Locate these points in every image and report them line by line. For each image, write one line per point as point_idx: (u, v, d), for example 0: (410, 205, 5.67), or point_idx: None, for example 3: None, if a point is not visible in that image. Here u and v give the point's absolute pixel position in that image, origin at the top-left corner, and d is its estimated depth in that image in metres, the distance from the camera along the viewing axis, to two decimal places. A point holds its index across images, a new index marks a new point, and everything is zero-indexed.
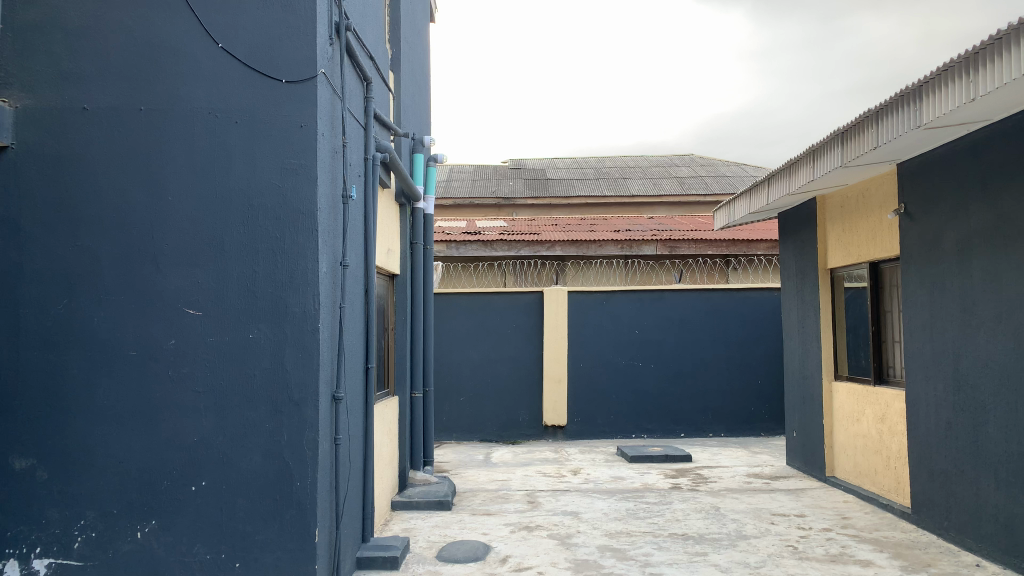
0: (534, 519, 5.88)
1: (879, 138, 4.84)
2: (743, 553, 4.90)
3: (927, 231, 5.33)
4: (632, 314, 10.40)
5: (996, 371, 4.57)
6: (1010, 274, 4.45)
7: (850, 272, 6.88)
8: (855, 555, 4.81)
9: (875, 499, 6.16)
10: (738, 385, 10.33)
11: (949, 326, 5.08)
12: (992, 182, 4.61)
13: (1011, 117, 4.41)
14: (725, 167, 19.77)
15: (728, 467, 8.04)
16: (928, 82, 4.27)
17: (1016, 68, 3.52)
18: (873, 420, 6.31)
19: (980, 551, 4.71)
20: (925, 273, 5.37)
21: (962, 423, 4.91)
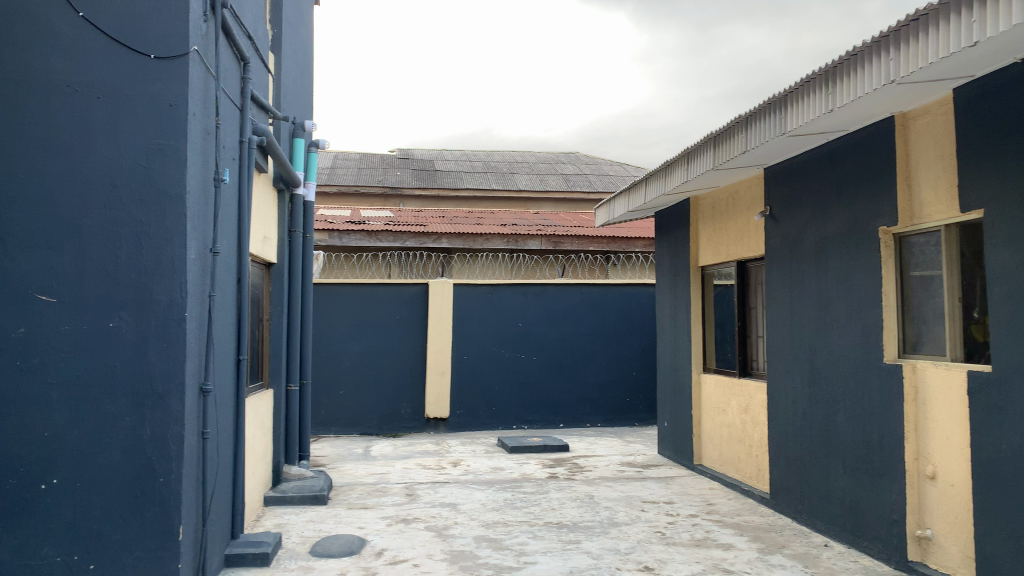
0: (411, 512, 5.85)
1: (747, 143, 5.11)
2: (614, 540, 5.06)
3: (789, 232, 5.67)
4: (516, 306, 10.51)
5: (846, 364, 4.91)
6: (859, 276, 4.79)
7: (720, 270, 7.22)
8: (717, 539, 5.06)
9: (738, 485, 6.50)
10: (615, 377, 10.70)
11: (806, 322, 5.42)
12: (846, 188, 4.94)
13: (862, 131, 4.75)
14: (609, 166, 20.35)
15: (603, 456, 8.29)
16: (792, 93, 4.54)
17: (870, 83, 3.78)
18: (737, 410, 6.65)
19: (828, 532, 5.07)
20: (786, 271, 5.70)
21: (816, 413, 5.25)
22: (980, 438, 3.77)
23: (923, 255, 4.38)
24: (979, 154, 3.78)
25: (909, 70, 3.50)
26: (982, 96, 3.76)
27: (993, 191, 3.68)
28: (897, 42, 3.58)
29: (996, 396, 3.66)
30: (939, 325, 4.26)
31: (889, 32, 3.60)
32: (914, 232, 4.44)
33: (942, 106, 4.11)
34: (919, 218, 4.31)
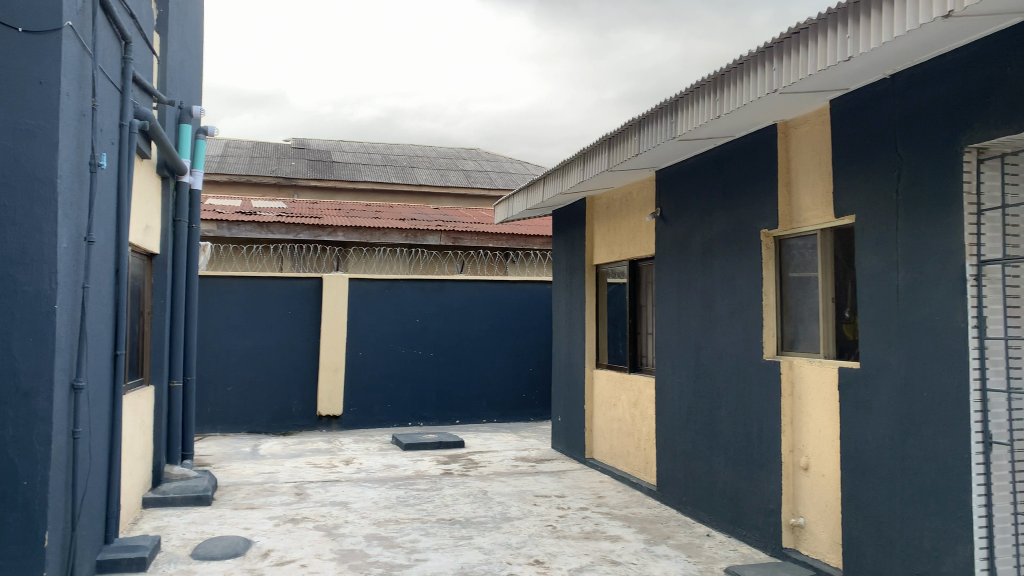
0: (300, 511, 5.71)
1: (640, 145, 5.25)
2: (505, 535, 5.10)
3: (678, 233, 5.86)
4: (413, 302, 10.43)
5: (729, 361, 5.12)
6: (742, 277, 4.99)
7: (614, 269, 7.39)
8: (606, 531, 5.18)
9: (626, 478, 6.68)
10: (511, 373, 10.81)
11: (692, 320, 5.61)
12: (731, 192, 5.14)
13: (747, 138, 4.96)
14: (510, 163, 20.49)
15: (497, 452, 8.34)
16: (683, 98, 4.69)
17: (755, 91, 3.94)
18: (627, 405, 6.83)
19: (710, 522, 5.27)
20: (674, 271, 5.89)
21: (700, 407, 5.45)
22: (848, 430, 4.01)
23: (800, 257, 4.61)
24: (851, 163, 4.01)
25: (791, 80, 3.67)
26: (854, 108, 3.98)
27: (863, 198, 3.92)
28: (780, 53, 3.74)
29: (863, 391, 3.90)
30: (813, 324, 4.51)
31: (773, 43, 3.76)
32: (793, 236, 4.67)
33: (819, 116, 4.33)
34: (797, 222, 4.54)
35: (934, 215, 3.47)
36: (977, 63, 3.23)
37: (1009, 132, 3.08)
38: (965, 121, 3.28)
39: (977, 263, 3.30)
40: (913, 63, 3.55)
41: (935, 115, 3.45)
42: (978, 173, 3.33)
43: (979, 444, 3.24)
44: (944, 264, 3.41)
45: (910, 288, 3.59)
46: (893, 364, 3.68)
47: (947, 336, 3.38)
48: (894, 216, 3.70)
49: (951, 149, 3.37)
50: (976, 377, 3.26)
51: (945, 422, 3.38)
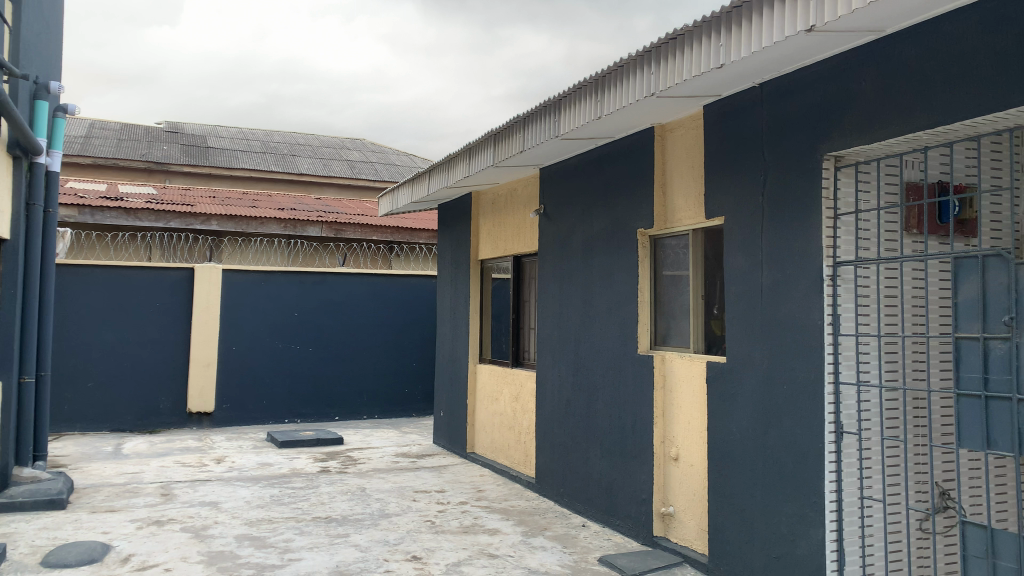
0: (165, 513, 5.44)
1: (524, 142, 5.29)
2: (383, 531, 5.04)
3: (560, 230, 5.96)
4: (292, 295, 10.14)
5: (606, 356, 5.25)
6: (620, 273, 5.13)
7: (498, 264, 7.44)
8: (484, 525, 5.21)
9: (506, 471, 6.75)
10: (392, 367, 10.70)
11: (572, 316, 5.72)
12: (611, 191, 5.27)
13: (626, 140, 5.09)
14: (395, 155, 20.23)
15: (377, 448, 8.23)
16: (565, 98, 4.76)
17: (634, 94, 4.06)
18: (509, 399, 6.88)
19: (586, 513, 5.40)
20: (556, 267, 5.98)
21: (578, 401, 5.57)
22: (714, 422, 4.19)
23: (674, 256, 4.79)
24: (722, 166, 4.19)
25: (667, 85, 3.79)
26: (725, 113, 4.16)
27: (732, 201, 4.10)
28: (657, 58, 3.86)
29: (729, 384, 4.09)
30: (684, 320, 4.69)
31: (651, 48, 3.87)
32: (667, 235, 4.85)
33: (693, 121, 4.50)
34: (671, 222, 4.71)
35: (795, 218, 3.67)
36: (836, 77, 3.44)
37: (863, 143, 3.30)
38: (825, 131, 3.49)
39: (833, 264, 3.52)
40: (779, 74, 3.74)
41: (797, 124, 3.66)
42: (835, 180, 3.55)
43: (832, 434, 3.46)
44: (803, 265, 3.62)
45: (774, 286, 3.79)
46: (757, 359, 3.88)
47: (805, 332, 3.59)
48: (760, 218, 3.90)
49: (811, 157, 3.58)
50: (830, 371, 3.49)
51: (802, 414, 3.59)
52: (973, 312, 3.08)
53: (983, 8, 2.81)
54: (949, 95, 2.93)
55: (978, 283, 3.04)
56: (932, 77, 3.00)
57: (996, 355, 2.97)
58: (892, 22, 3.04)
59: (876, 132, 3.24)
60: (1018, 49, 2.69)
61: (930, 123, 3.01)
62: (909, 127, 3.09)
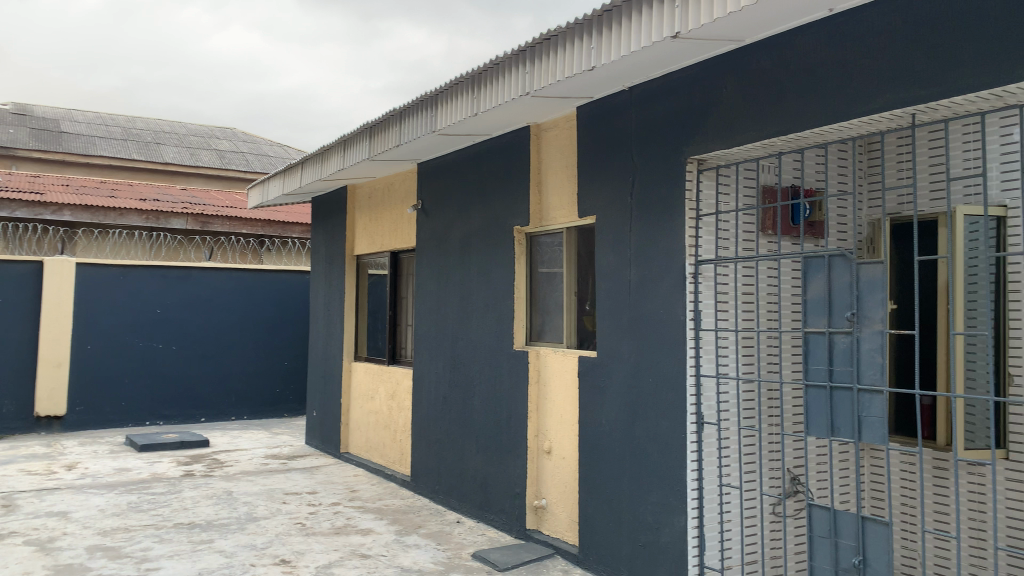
0: (6, 526, 5.01)
1: (401, 137, 5.23)
2: (250, 535, 4.85)
3: (437, 226, 5.93)
4: (154, 290, 9.61)
5: (483, 351, 5.27)
6: (496, 270, 5.16)
7: (373, 260, 7.33)
8: (357, 525, 5.12)
9: (381, 470, 6.66)
10: (263, 367, 10.33)
11: (449, 312, 5.71)
12: (488, 188, 5.30)
13: (503, 137, 5.12)
14: (268, 145, 19.53)
15: (246, 450, 7.93)
16: (442, 93, 4.74)
17: (509, 93, 4.09)
18: (384, 397, 6.79)
19: (461, 509, 5.41)
20: (434, 264, 5.95)
21: (454, 397, 5.57)
22: (585, 414, 4.30)
23: (549, 253, 4.87)
24: (594, 166, 4.29)
25: (542, 84, 3.84)
26: (598, 114, 4.26)
27: (604, 200, 4.21)
28: (532, 57, 3.90)
29: (599, 378, 4.19)
30: (558, 316, 4.78)
31: (526, 47, 3.90)
32: (542, 233, 4.92)
33: (567, 121, 4.58)
34: (546, 220, 4.79)
35: (661, 217, 3.81)
36: (701, 83, 3.58)
37: (723, 147, 3.46)
38: (690, 134, 3.64)
39: (695, 262, 3.68)
40: (649, 78, 3.86)
41: (664, 127, 3.79)
42: (698, 181, 3.71)
43: (694, 424, 3.62)
44: (667, 263, 3.76)
45: (641, 282, 3.92)
46: (626, 353, 4.00)
47: (669, 327, 3.74)
48: (629, 216, 4.02)
49: (677, 160, 3.72)
50: (692, 365, 3.64)
51: (666, 406, 3.73)
52: (819, 308, 3.29)
53: (830, 23, 3.01)
54: (800, 104, 3.12)
55: (824, 281, 3.25)
56: (786, 86, 3.18)
57: (839, 348, 3.18)
58: (751, 33, 3.21)
59: (736, 137, 3.40)
60: (861, 63, 2.90)
61: (783, 131, 3.19)
62: (765, 134, 3.27)
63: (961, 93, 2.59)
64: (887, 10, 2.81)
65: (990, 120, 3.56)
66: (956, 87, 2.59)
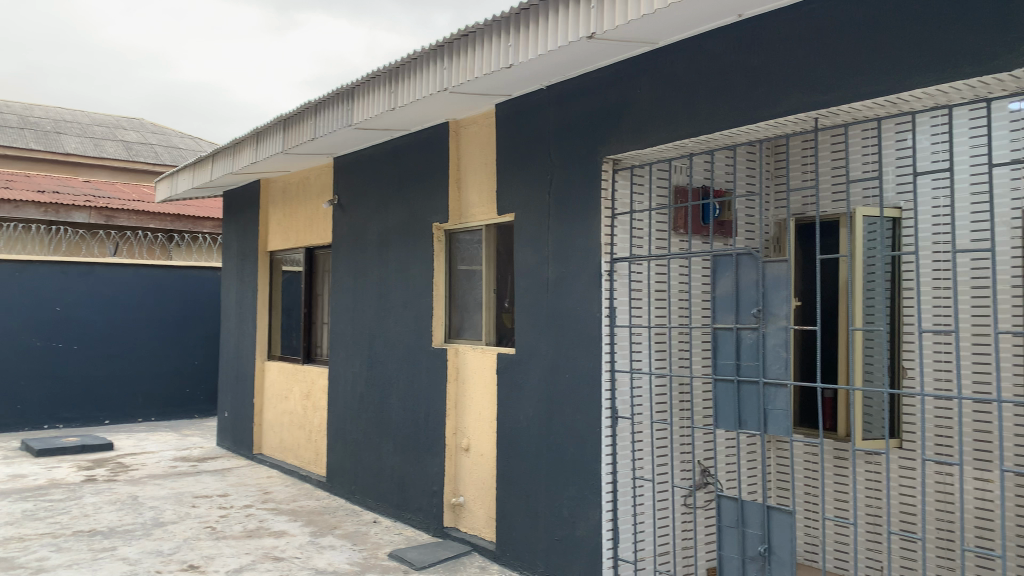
0: None
1: (316, 130, 5.12)
2: (156, 541, 4.67)
3: (354, 222, 5.85)
4: (53, 287, 9.14)
5: (400, 348, 5.22)
6: (414, 267, 5.12)
7: (288, 257, 7.17)
8: (270, 527, 5.00)
9: (295, 471, 6.52)
10: (172, 366, 9.97)
11: (366, 310, 5.63)
12: (406, 184, 5.25)
13: (421, 132, 5.08)
14: (178, 137, 18.85)
15: (153, 452, 7.64)
16: (358, 87, 4.66)
17: (426, 89, 4.06)
18: (299, 396, 6.64)
19: (377, 509, 5.35)
20: (350, 260, 5.86)
21: (371, 395, 5.50)
22: (503, 411, 4.32)
23: (468, 250, 4.87)
24: (512, 163, 4.30)
25: (460, 80, 3.83)
26: (516, 111, 4.27)
27: (521, 198, 4.23)
28: (450, 53, 3.88)
29: (517, 375, 4.22)
30: (476, 313, 4.79)
31: (443, 42, 3.88)
32: (460, 230, 4.91)
33: (486, 118, 4.58)
34: (464, 218, 4.78)
35: (578, 215, 3.85)
36: (616, 83, 3.64)
37: (637, 147, 3.52)
38: (606, 134, 3.69)
39: (611, 260, 3.74)
40: (566, 77, 3.90)
41: (581, 126, 3.84)
42: (613, 181, 3.77)
43: (608, 418, 3.68)
44: (584, 260, 3.81)
45: (558, 279, 3.95)
46: (543, 350, 4.03)
47: (586, 323, 3.79)
48: (546, 215, 4.05)
49: (593, 159, 3.77)
50: (607, 360, 3.70)
51: (582, 401, 3.78)
52: (728, 304, 3.39)
53: (738, 28, 3.10)
54: (711, 107, 3.21)
55: (733, 279, 3.36)
56: (698, 88, 3.26)
57: (746, 343, 3.29)
58: (664, 35, 3.28)
59: (650, 137, 3.47)
60: (768, 68, 2.99)
61: (694, 132, 3.28)
62: (677, 135, 3.35)
63: (860, 100, 2.71)
64: (792, 17, 2.91)
65: (885, 126, 3.75)
66: (854, 93, 2.71)
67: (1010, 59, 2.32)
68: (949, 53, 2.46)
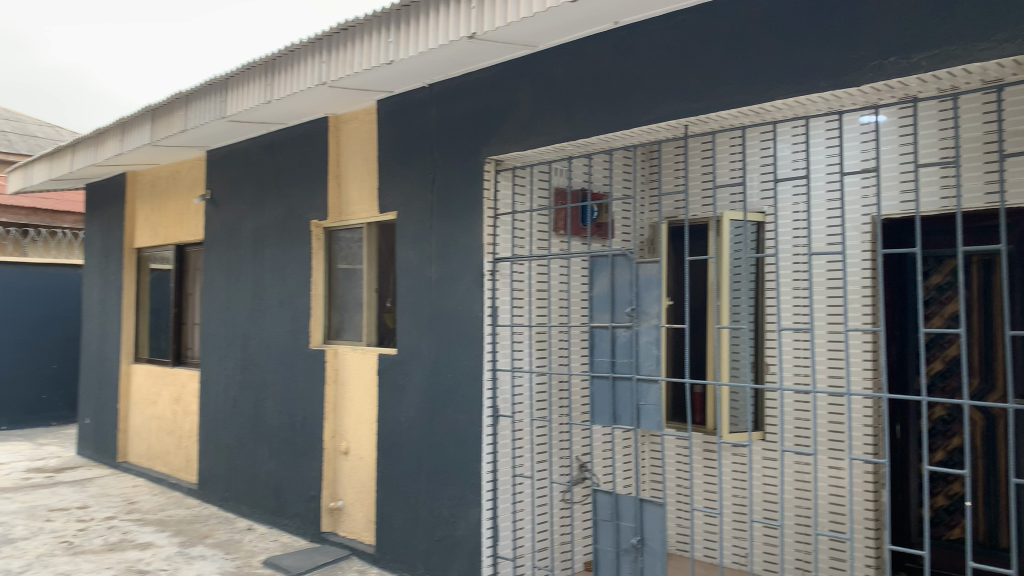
0: None
1: (187, 122, 4.89)
2: (3, 560, 4.33)
3: (228, 219, 5.62)
4: None
5: (277, 349, 5.06)
6: (292, 266, 4.97)
7: (156, 254, 6.81)
8: (135, 539, 4.74)
9: (164, 479, 6.21)
10: (27, 371, 9.28)
11: (241, 310, 5.42)
12: (284, 180, 5.09)
13: (299, 127, 4.94)
14: (35, 124, 17.55)
15: (3, 464, 7.08)
16: (232, 79, 4.48)
17: (304, 83, 3.95)
18: (168, 400, 6.32)
19: (252, 515, 5.17)
20: (224, 257, 5.63)
21: (246, 398, 5.30)
22: (383, 412, 4.26)
23: (348, 249, 4.78)
24: (394, 161, 4.26)
25: (340, 75, 3.75)
26: (398, 109, 4.23)
27: (403, 197, 4.19)
28: (329, 47, 3.79)
29: (397, 376, 4.17)
30: (357, 313, 4.71)
31: (322, 37, 3.79)
32: (340, 228, 4.82)
33: (367, 114, 4.50)
34: (344, 215, 4.68)
35: (460, 214, 3.86)
36: (498, 84, 3.67)
37: (518, 148, 3.56)
38: (488, 134, 3.71)
39: (493, 260, 3.76)
40: (447, 76, 3.89)
41: (463, 126, 3.84)
42: (495, 181, 3.79)
43: (489, 417, 3.70)
44: (466, 260, 3.81)
45: (440, 279, 3.94)
46: (425, 349, 4.01)
47: (467, 323, 3.79)
48: (428, 214, 4.03)
49: (475, 159, 3.78)
50: (489, 359, 3.71)
51: (464, 401, 3.78)
52: (604, 304, 3.48)
53: (615, 35, 3.19)
54: (590, 111, 3.28)
55: (609, 280, 3.45)
56: (577, 92, 3.33)
57: (621, 342, 3.39)
58: (544, 39, 3.33)
59: (530, 138, 3.51)
60: (643, 75, 3.09)
61: (574, 135, 3.34)
62: (556, 138, 3.41)
63: (727, 108, 2.84)
64: (664, 26, 3.02)
65: (750, 135, 3.97)
66: (721, 102, 2.84)
67: (859, 75, 2.49)
68: (806, 67, 2.61)
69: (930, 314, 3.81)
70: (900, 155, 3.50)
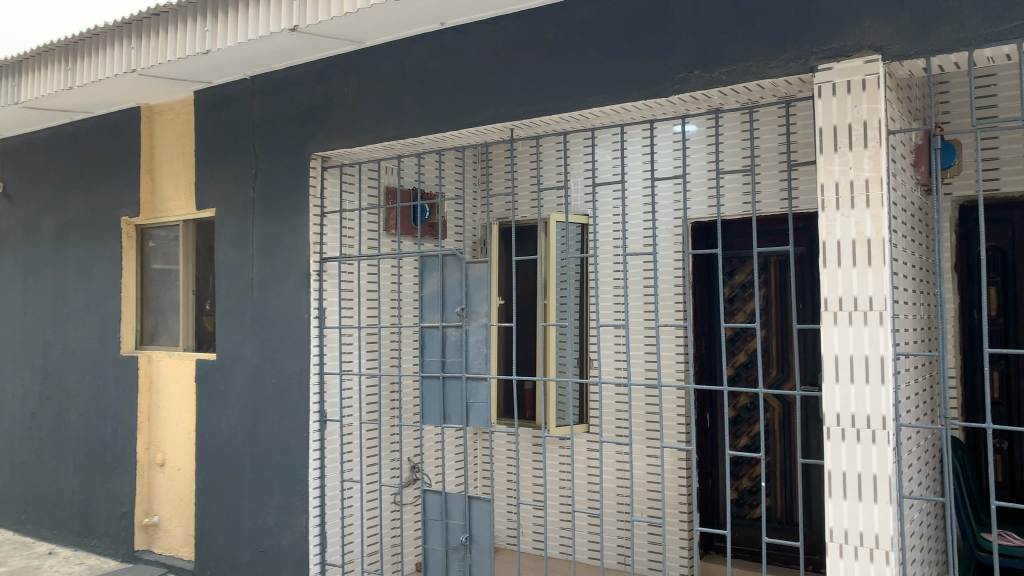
0: None
1: None
2: None
3: (25, 214, 5.12)
4: None
5: (82, 356, 4.67)
6: (100, 266, 4.60)
7: None
8: None
9: None
10: None
11: (40, 313, 4.95)
12: (90, 172, 4.71)
13: (107, 116, 4.59)
14: None
15: None
16: (23, 62, 4.07)
17: (110, 69, 3.67)
18: None
19: (54, 538, 4.73)
20: (19, 257, 5.12)
21: (46, 410, 4.85)
22: (202, 420, 4.04)
23: (163, 248, 4.49)
24: (213, 155, 4.05)
25: (151, 63, 3.52)
26: (217, 101, 4.02)
27: (223, 194, 4.00)
28: (138, 32, 3.54)
29: (218, 381, 3.97)
30: (173, 315, 4.44)
31: (129, 21, 3.53)
32: (154, 225, 4.52)
33: (183, 105, 4.25)
34: (159, 212, 4.40)
35: (284, 212, 3.73)
36: (324, 79, 3.58)
37: (345, 145, 3.49)
38: (314, 130, 3.61)
39: (319, 260, 3.66)
40: (270, 69, 3.74)
41: (287, 121, 3.71)
42: (322, 178, 3.70)
43: (316, 422, 3.60)
44: (291, 260, 3.69)
45: (263, 280, 3.79)
46: (247, 353, 3.84)
47: (293, 324, 3.67)
48: (250, 212, 3.86)
49: (300, 155, 3.67)
50: (316, 362, 3.62)
51: (289, 405, 3.65)
52: (434, 303, 3.48)
53: (442, 35, 3.20)
54: (417, 110, 3.27)
55: (438, 280, 3.46)
56: (404, 91, 3.31)
57: (450, 341, 3.41)
58: (370, 35, 3.28)
59: (357, 135, 3.45)
60: (469, 77, 3.12)
61: (401, 134, 3.32)
62: (384, 136, 3.38)
63: (548, 113, 2.92)
64: (489, 29, 3.06)
65: (573, 140, 4.13)
66: (544, 107, 2.92)
67: (668, 86, 2.64)
68: (621, 77, 2.74)
69: (734, 311, 4.10)
70: (706, 163, 3.77)
